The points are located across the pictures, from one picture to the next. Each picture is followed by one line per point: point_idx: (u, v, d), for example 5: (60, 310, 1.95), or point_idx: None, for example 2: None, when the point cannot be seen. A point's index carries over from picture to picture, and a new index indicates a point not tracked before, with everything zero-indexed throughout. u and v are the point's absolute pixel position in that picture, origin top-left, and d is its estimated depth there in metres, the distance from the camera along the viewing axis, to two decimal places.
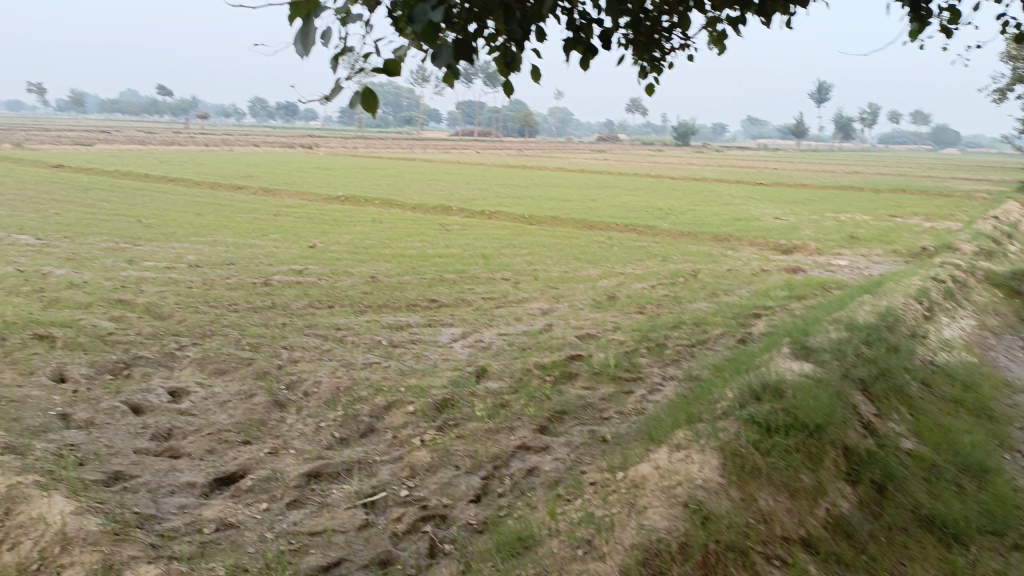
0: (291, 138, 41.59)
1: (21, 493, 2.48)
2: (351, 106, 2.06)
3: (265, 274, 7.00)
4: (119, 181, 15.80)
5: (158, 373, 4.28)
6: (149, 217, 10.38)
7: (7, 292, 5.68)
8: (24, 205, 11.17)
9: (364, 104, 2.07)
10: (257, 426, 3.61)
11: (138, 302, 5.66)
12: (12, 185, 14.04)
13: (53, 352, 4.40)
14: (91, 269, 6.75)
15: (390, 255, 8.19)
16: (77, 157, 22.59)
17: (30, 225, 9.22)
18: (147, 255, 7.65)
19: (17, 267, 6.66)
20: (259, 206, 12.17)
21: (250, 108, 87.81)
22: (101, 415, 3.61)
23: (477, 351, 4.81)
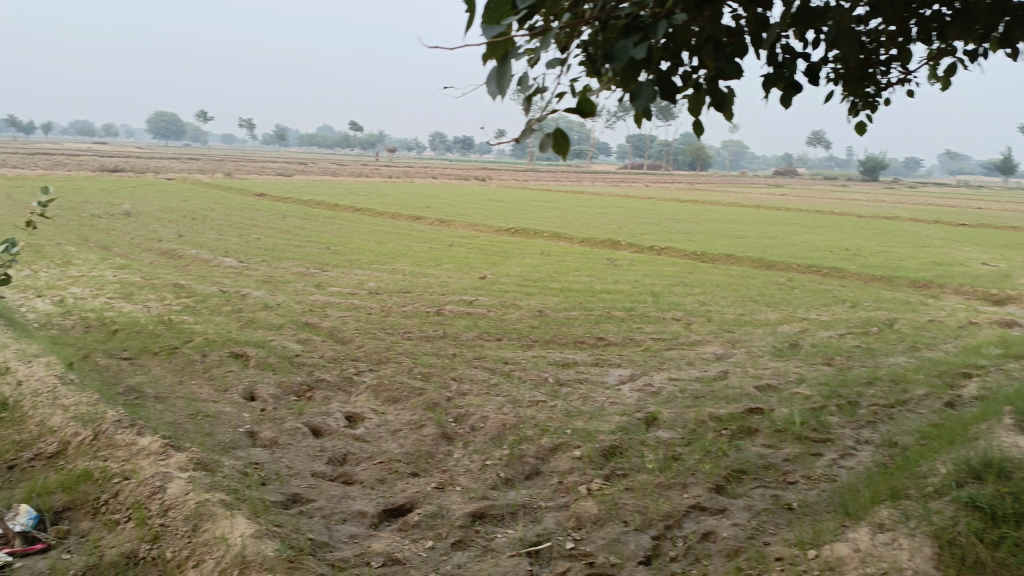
0: (466, 171, 43.36)
1: (208, 511, 2.64)
2: (541, 149, 2.02)
3: (438, 303, 7.21)
4: (311, 209, 17.13)
5: (337, 397, 4.47)
6: (336, 244, 11.11)
7: (212, 311, 6.22)
8: (231, 230, 12.36)
9: (554, 146, 2.01)
10: (426, 459, 3.65)
11: (322, 326, 6.00)
12: (223, 212, 15.63)
13: (247, 370, 4.73)
14: (284, 292, 7.28)
15: (558, 289, 8.18)
16: (278, 187, 24.86)
17: (235, 249, 10.17)
18: (332, 280, 8.16)
19: (223, 287, 7.32)
20: (434, 236, 12.68)
21: (430, 142, 92.86)
22: (285, 435, 3.80)
23: (647, 396, 4.60)
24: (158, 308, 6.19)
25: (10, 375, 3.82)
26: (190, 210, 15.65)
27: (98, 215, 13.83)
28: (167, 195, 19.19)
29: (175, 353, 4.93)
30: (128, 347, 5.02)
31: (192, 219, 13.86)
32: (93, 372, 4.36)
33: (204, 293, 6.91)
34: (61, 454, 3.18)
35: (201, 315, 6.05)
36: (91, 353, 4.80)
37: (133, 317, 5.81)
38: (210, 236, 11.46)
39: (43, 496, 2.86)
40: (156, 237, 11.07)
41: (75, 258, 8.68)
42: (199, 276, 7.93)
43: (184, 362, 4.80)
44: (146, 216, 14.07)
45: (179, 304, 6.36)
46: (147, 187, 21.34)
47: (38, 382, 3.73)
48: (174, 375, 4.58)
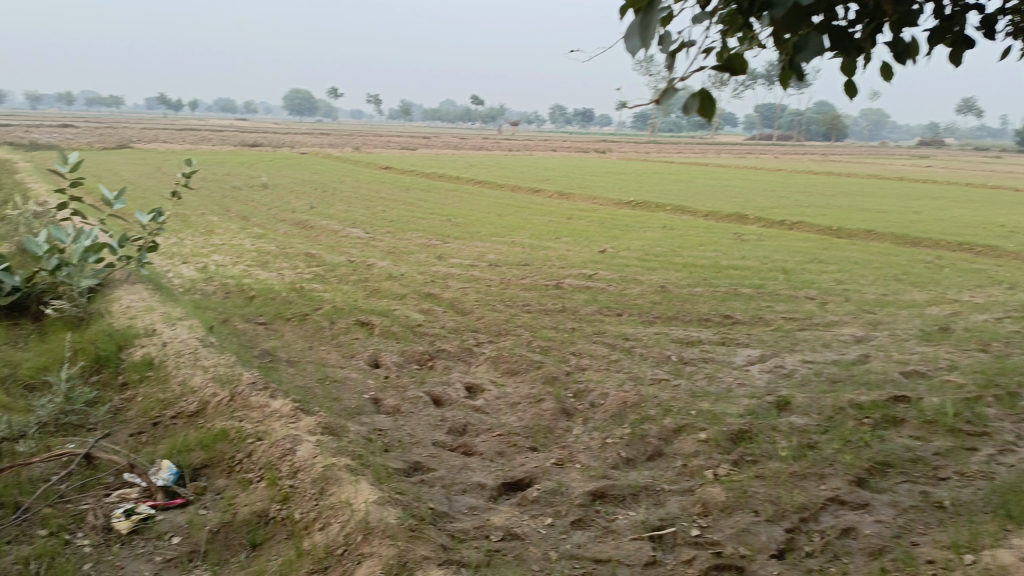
0: (585, 143, 42.96)
1: (334, 475, 2.71)
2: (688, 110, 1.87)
3: (557, 276, 7.14)
4: (434, 182, 17.46)
5: (457, 368, 4.51)
6: (457, 216, 11.26)
7: (340, 279, 6.43)
8: (358, 202, 12.77)
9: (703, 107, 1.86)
10: (545, 434, 3.61)
11: (443, 296, 6.07)
12: (351, 184, 16.19)
13: (371, 338, 4.85)
14: (407, 263, 7.43)
15: (681, 263, 7.91)
16: (402, 160, 25.51)
17: (362, 220, 10.50)
18: (454, 252, 8.25)
19: (350, 257, 7.56)
20: (554, 209, 12.60)
21: (550, 115, 92.55)
22: (407, 403, 3.86)
23: (778, 378, 4.35)
24: (290, 276, 6.46)
25: (158, 337, 4.08)
26: (321, 182, 16.32)
27: (239, 187, 14.67)
28: (301, 168, 20.11)
29: (305, 320, 5.13)
30: (262, 313, 5.27)
31: (323, 191, 14.43)
32: (231, 336, 4.60)
33: (332, 262, 7.16)
34: (201, 413, 3.36)
35: (329, 283, 6.26)
36: (230, 318, 5.07)
37: (268, 284, 6.10)
38: (339, 208, 11.88)
39: (184, 452, 3.03)
40: (290, 208, 11.60)
41: (217, 227, 9.23)
42: (328, 245, 8.23)
43: (314, 329, 4.98)
44: (281, 188, 14.79)
45: (309, 273, 6.61)
46: (282, 161, 22.45)
47: (182, 344, 3.97)
48: (304, 340, 4.75)
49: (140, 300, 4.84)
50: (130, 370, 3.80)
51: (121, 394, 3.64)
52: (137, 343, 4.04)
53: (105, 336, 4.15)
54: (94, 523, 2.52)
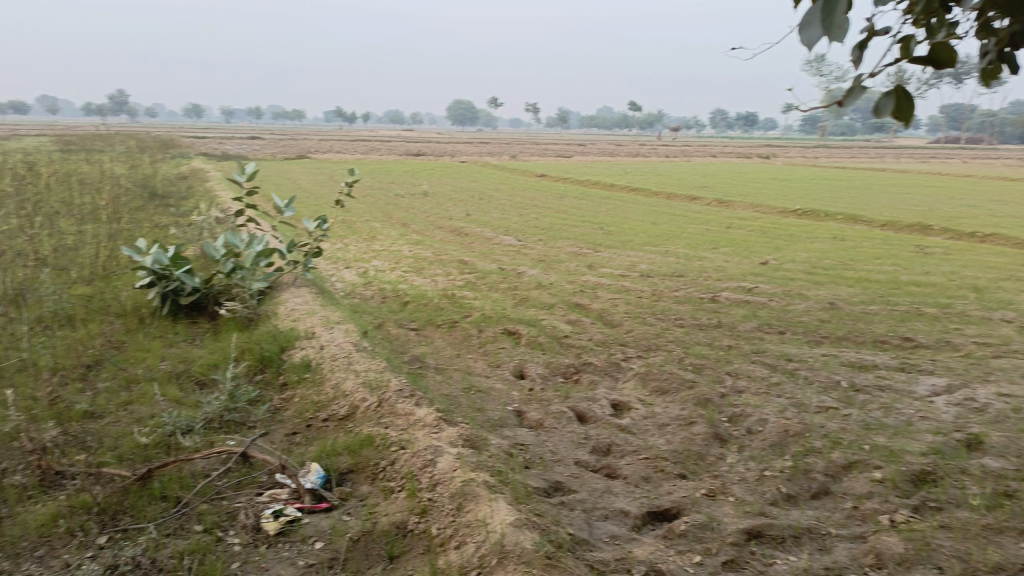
0: (747, 148, 41.24)
1: (473, 492, 2.66)
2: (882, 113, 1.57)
3: (713, 289, 6.79)
4: (588, 189, 17.37)
5: (604, 383, 4.35)
6: (609, 224, 11.08)
7: (490, 287, 6.47)
8: (513, 210, 12.92)
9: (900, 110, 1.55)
10: (695, 460, 3.39)
11: (592, 307, 5.93)
12: (506, 192, 16.46)
13: (518, 348, 4.80)
14: (557, 271, 7.37)
15: (853, 278, 7.28)
16: (558, 168, 25.64)
17: (515, 227, 10.59)
18: (605, 261, 8.10)
19: (501, 265, 7.61)
20: (712, 217, 12.09)
21: (710, 120, 89.79)
22: (551, 417, 3.76)
23: (969, 413, 3.83)
24: (443, 282, 6.58)
25: (316, 340, 4.25)
26: (478, 190, 16.71)
27: (401, 195, 15.31)
28: (460, 176, 20.74)
29: (454, 327, 5.17)
30: (414, 318, 5.38)
31: (479, 199, 14.75)
32: (383, 340, 4.72)
33: (484, 270, 7.24)
34: (350, 417, 3.44)
35: (479, 291, 6.32)
36: (384, 323, 5.22)
37: (421, 290, 6.24)
38: (494, 215, 12.08)
39: (331, 455, 3.10)
40: (447, 215, 11.94)
41: (379, 233, 9.65)
42: (481, 253, 8.34)
43: (462, 336, 5.01)
44: (440, 196, 15.30)
45: (461, 280, 6.71)
46: (443, 169, 23.25)
47: (337, 347, 4.11)
48: (452, 347, 4.79)
49: (303, 304, 5.09)
50: (289, 371, 3.97)
51: (280, 393, 3.82)
52: (297, 345, 4.23)
53: (270, 337, 4.39)
54: (245, 522, 2.62)
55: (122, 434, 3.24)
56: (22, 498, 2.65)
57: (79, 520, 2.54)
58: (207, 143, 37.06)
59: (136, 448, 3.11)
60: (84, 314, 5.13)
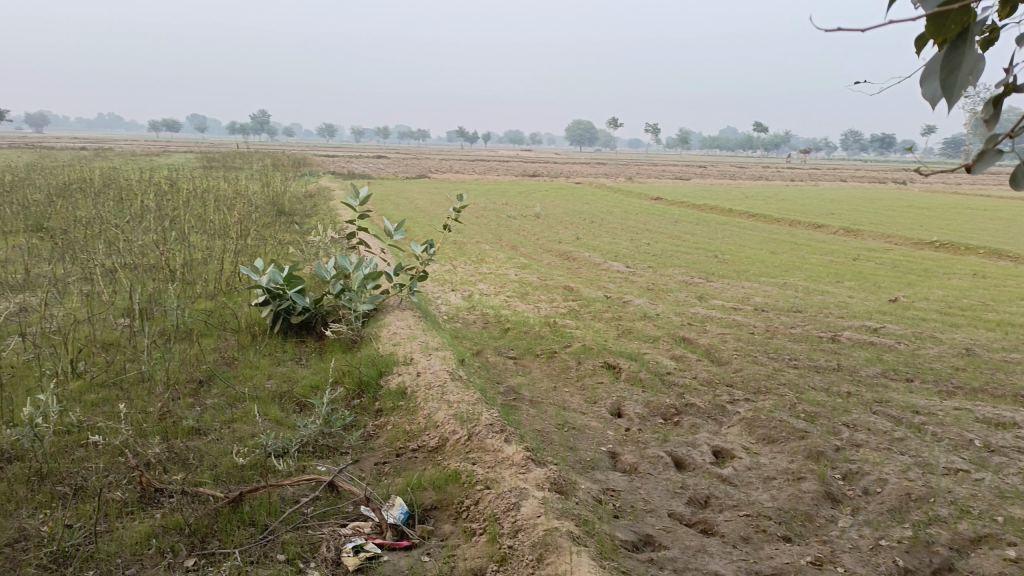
0: (881, 172, 38.98)
1: (555, 542, 2.54)
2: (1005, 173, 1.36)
3: (833, 327, 6.36)
4: (705, 214, 16.88)
5: (707, 427, 4.12)
6: (725, 252, 10.68)
7: (594, 316, 6.33)
8: (624, 234, 12.72)
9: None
10: (801, 522, 3.13)
11: (699, 342, 5.68)
12: (620, 215, 16.24)
13: (616, 383, 4.64)
14: (665, 302, 7.14)
15: (996, 321, 6.62)
16: (675, 191, 25.13)
17: (625, 253, 10.39)
18: (717, 292, 7.78)
19: (607, 292, 7.46)
20: (837, 248, 11.42)
21: (841, 142, 85.68)
22: (646, 462, 3.58)
23: None
24: (546, 309, 6.50)
25: (414, 366, 4.26)
26: (591, 213, 16.60)
27: (514, 216, 15.43)
28: (574, 198, 20.69)
29: (553, 358, 5.08)
30: (514, 346, 5.33)
31: (592, 222, 14.63)
32: (480, 369, 4.69)
33: (589, 297, 7.10)
34: (440, 450, 3.41)
35: (582, 320, 6.19)
36: (482, 350, 5.19)
37: (523, 317, 6.19)
38: (605, 240, 11.93)
39: (416, 490, 3.06)
40: (558, 238, 11.89)
41: (488, 255, 9.71)
42: (588, 279, 8.22)
43: (561, 367, 4.90)
44: (552, 218, 15.30)
45: (565, 307, 6.61)
46: (557, 191, 23.31)
47: (433, 375, 4.10)
48: (549, 379, 4.69)
49: (405, 327, 5.15)
50: (385, 397, 4.00)
51: (374, 419, 3.84)
52: (394, 371, 4.26)
53: (369, 361, 4.44)
54: (325, 555, 2.62)
55: (222, 453, 3.36)
56: (123, 514, 2.79)
57: (171, 541, 2.64)
58: (336, 161, 38.95)
59: (233, 467, 3.21)
60: (204, 329, 5.42)
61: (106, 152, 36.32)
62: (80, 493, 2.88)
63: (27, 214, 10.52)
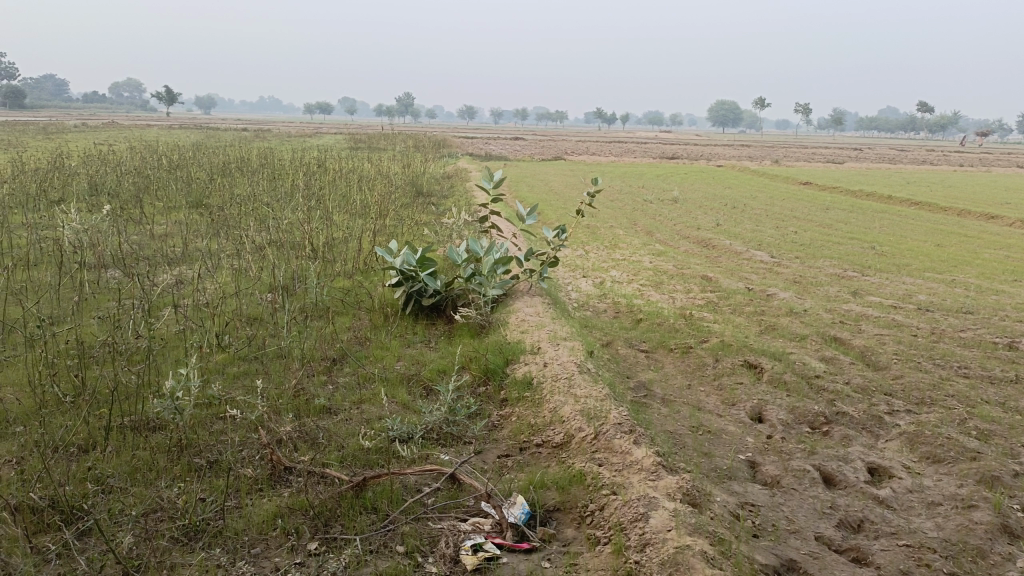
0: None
1: (687, 562, 2.33)
2: None
3: (1012, 332, 5.64)
4: (859, 201, 15.65)
5: (860, 440, 3.73)
6: (883, 243, 9.82)
7: (733, 310, 5.95)
8: (769, 221, 12.00)
9: None
10: (974, 559, 2.74)
11: (851, 344, 5.19)
12: (764, 201, 15.38)
13: (757, 385, 4.30)
14: (814, 296, 6.61)
15: None
16: (826, 175, 23.56)
17: (769, 242, 9.78)
18: (873, 287, 7.13)
19: (749, 284, 7.02)
20: (1018, 241, 10.21)
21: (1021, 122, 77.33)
22: (790, 476, 3.27)
23: None
24: (681, 300, 6.19)
25: (541, 355, 4.13)
26: (733, 198, 15.83)
27: (650, 200, 14.97)
28: (714, 182, 19.85)
29: (688, 353, 4.79)
30: (646, 339, 5.09)
31: (733, 208, 13.93)
32: (609, 361, 4.49)
33: (729, 289, 6.70)
34: (565, 446, 3.26)
35: (721, 313, 5.83)
36: (613, 341, 4.98)
37: (657, 307, 5.91)
38: (747, 227, 11.31)
39: (539, 489, 2.93)
40: (696, 224, 11.39)
41: (622, 241, 9.43)
42: (727, 269, 7.78)
43: (696, 364, 4.61)
44: (691, 202, 14.71)
45: (702, 298, 6.26)
46: (697, 174, 22.45)
47: (561, 366, 3.95)
48: (683, 376, 4.42)
49: (535, 314, 5.03)
50: (511, 386, 3.89)
51: (500, 409, 3.74)
52: (522, 360, 4.15)
53: (497, 348, 4.36)
54: (444, 551, 2.54)
55: (349, 434, 3.38)
56: (253, 491, 2.86)
57: (296, 522, 2.66)
58: (474, 142, 39.55)
59: (358, 450, 3.21)
60: (340, 308, 5.56)
61: (264, 133, 38.75)
62: (215, 468, 3.00)
63: (190, 191, 11.33)
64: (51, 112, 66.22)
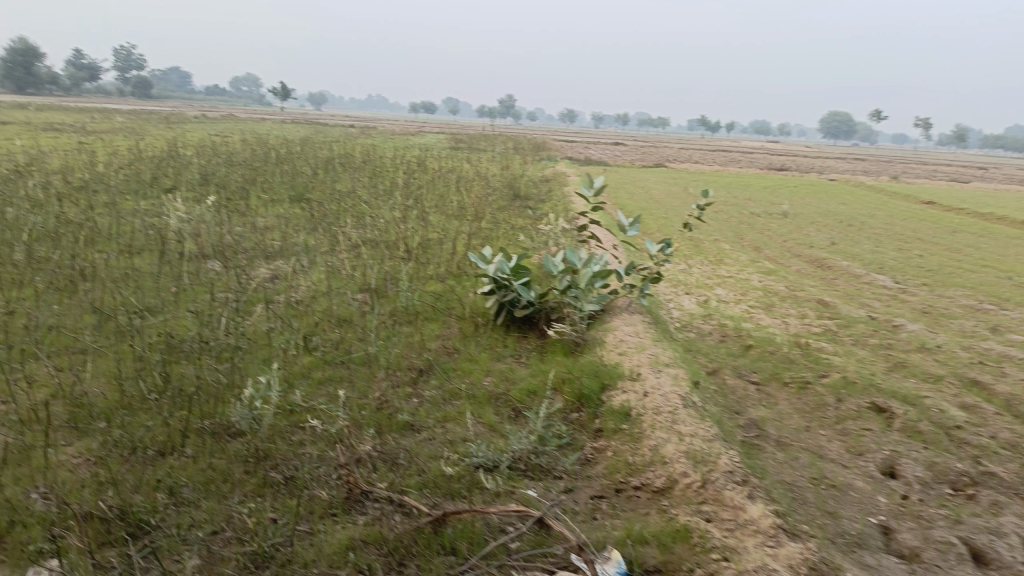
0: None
1: None
2: None
3: None
4: (991, 224, 14.39)
5: (1014, 509, 3.18)
6: (1023, 274, 8.87)
7: (855, 341, 5.38)
8: (889, 242, 11.13)
9: None
10: None
11: (995, 389, 4.55)
12: (882, 219, 14.36)
13: (888, 432, 3.78)
14: (947, 330, 5.94)
15: None
16: (951, 194, 21.94)
17: (891, 265, 9.02)
18: (1015, 323, 6.36)
19: (871, 312, 6.40)
20: None
21: None
22: (931, 549, 2.80)
23: None
24: (796, 326, 5.66)
25: (642, 384, 3.76)
26: (848, 214, 14.86)
27: (757, 213, 14.24)
28: (826, 197, 18.78)
29: (805, 389, 4.31)
30: (756, 370, 4.63)
31: (849, 225, 13.05)
32: (716, 393, 4.07)
33: (849, 316, 6.11)
34: (667, 493, 2.90)
35: (841, 344, 5.29)
36: (720, 370, 4.55)
37: (769, 333, 5.42)
38: (865, 247, 10.49)
39: (637, 543, 2.58)
40: (809, 242, 10.68)
41: (727, 256, 8.89)
42: (845, 294, 7.15)
43: (815, 403, 4.12)
44: (801, 217, 13.91)
45: (819, 326, 5.71)
46: (808, 187, 21.35)
47: (664, 398, 3.57)
48: (799, 416, 3.95)
49: (635, 334, 4.65)
50: (608, 416, 3.54)
51: (594, 440, 3.40)
52: (620, 386, 3.80)
53: (592, 371, 4.02)
54: None
55: (431, 457, 3.13)
56: (327, 516, 2.65)
57: (368, 558, 2.43)
58: (574, 147, 39.20)
59: (440, 476, 2.95)
60: (430, 314, 5.36)
61: (370, 130, 39.73)
62: (290, 484, 2.81)
63: (294, 185, 11.53)
64: (177, 104, 70.35)
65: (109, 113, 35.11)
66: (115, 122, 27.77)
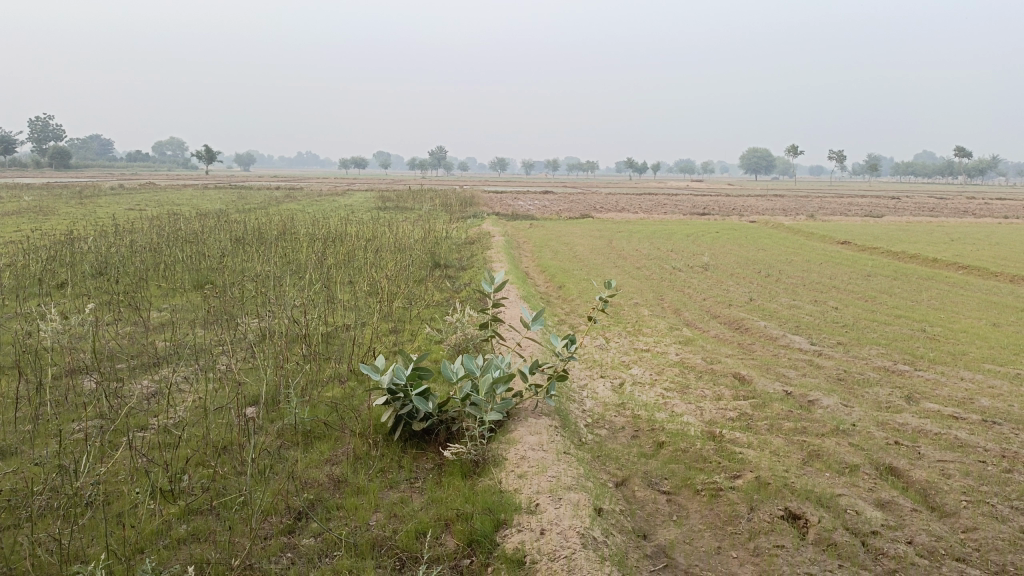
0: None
1: None
2: None
3: None
4: (904, 265, 14.77)
5: None
6: (934, 324, 8.99)
7: (770, 426, 5.19)
8: (806, 293, 11.22)
9: None
10: None
11: (911, 475, 4.40)
12: (802, 266, 14.58)
13: (802, 549, 3.55)
14: (862, 402, 5.82)
15: None
16: (865, 231, 22.69)
17: (808, 322, 9.01)
18: (929, 387, 6.31)
19: (787, 385, 6.26)
20: None
21: None
22: None
23: None
24: (710, 413, 5.45)
25: (539, 518, 3.46)
26: (767, 262, 15.03)
27: (679, 267, 14.26)
28: (747, 242, 19.11)
29: (717, 498, 4.06)
30: (667, 475, 4.37)
31: (767, 275, 13.17)
32: (622, 513, 3.78)
33: (764, 393, 5.94)
34: None
35: (756, 431, 5.09)
36: (629, 480, 4.26)
37: (682, 425, 5.18)
38: (784, 302, 10.52)
39: None
40: (728, 299, 10.65)
41: (647, 324, 8.74)
42: (762, 363, 7.03)
43: (726, 515, 3.88)
44: (721, 269, 14.00)
45: (734, 409, 5.52)
46: (729, 232, 21.73)
47: (561, 538, 3.27)
48: (710, 535, 3.70)
49: (538, 445, 4.33)
50: (499, 564, 3.21)
51: None
52: (515, 523, 3.48)
53: (488, 504, 3.68)
54: None
55: None
56: None
57: None
58: (503, 199, 39.22)
59: None
60: (321, 430, 4.93)
61: (296, 192, 39.13)
62: None
63: (199, 270, 10.93)
64: (95, 173, 68.36)
65: (15, 188, 33.65)
66: (22, 200, 26.58)
